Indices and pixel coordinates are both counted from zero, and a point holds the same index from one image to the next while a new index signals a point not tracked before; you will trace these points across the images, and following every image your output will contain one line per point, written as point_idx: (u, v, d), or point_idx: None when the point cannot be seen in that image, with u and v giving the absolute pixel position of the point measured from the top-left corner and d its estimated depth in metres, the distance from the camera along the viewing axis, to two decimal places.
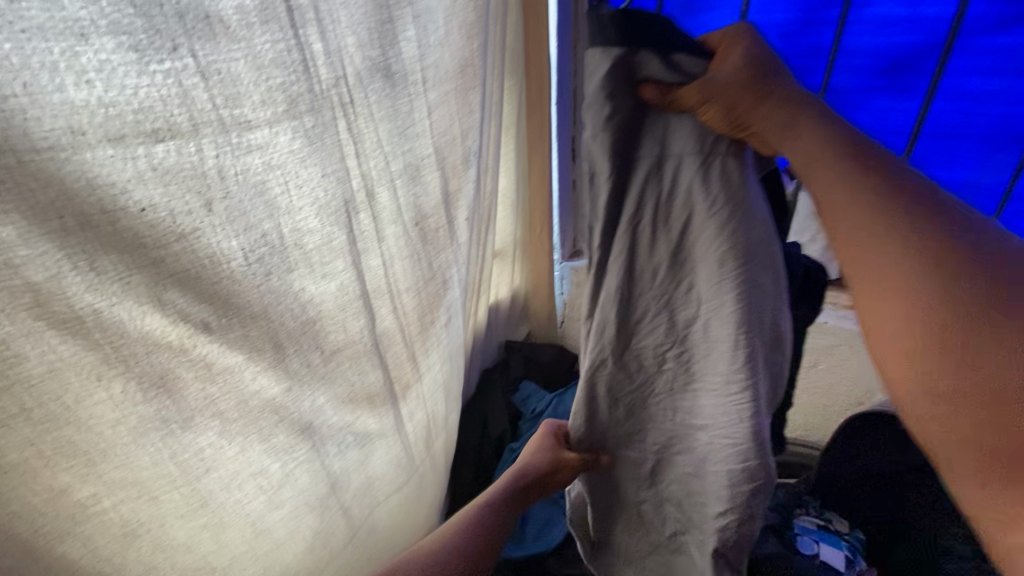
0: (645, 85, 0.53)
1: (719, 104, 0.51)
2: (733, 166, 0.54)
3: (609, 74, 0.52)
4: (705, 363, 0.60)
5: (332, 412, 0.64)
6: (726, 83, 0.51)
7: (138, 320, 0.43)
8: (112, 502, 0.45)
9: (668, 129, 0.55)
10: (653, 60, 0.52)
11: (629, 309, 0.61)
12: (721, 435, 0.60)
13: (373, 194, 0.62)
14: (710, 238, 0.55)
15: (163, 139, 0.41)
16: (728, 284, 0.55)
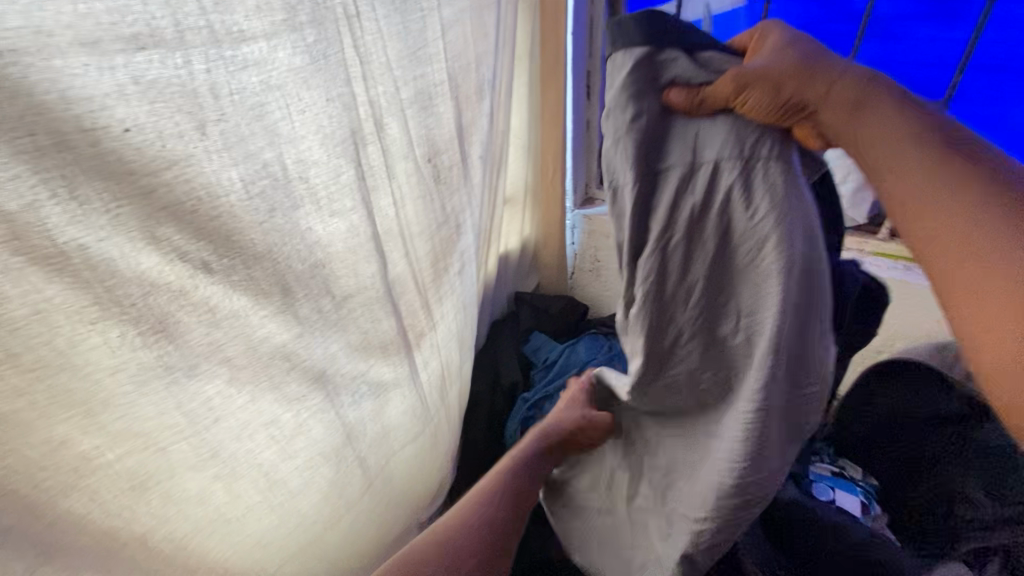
0: (670, 88, 0.44)
1: (760, 88, 0.42)
2: (778, 173, 0.44)
3: (632, 74, 0.44)
4: (737, 391, 0.51)
5: (345, 360, 0.60)
6: (766, 67, 0.42)
7: (130, 258, 0.38)
8: (117, 455, 0.42)
9: (700, 133, 0.45)
10: (679, 59, 0.44)
11: (659, 337, 0.51)
12: (727, 471, 0.51)
13: (383, 125, 0.57)
14: (759, 251, 0.45)
15: (145, 46, 0.35)
16: (773, 299, 0.45)
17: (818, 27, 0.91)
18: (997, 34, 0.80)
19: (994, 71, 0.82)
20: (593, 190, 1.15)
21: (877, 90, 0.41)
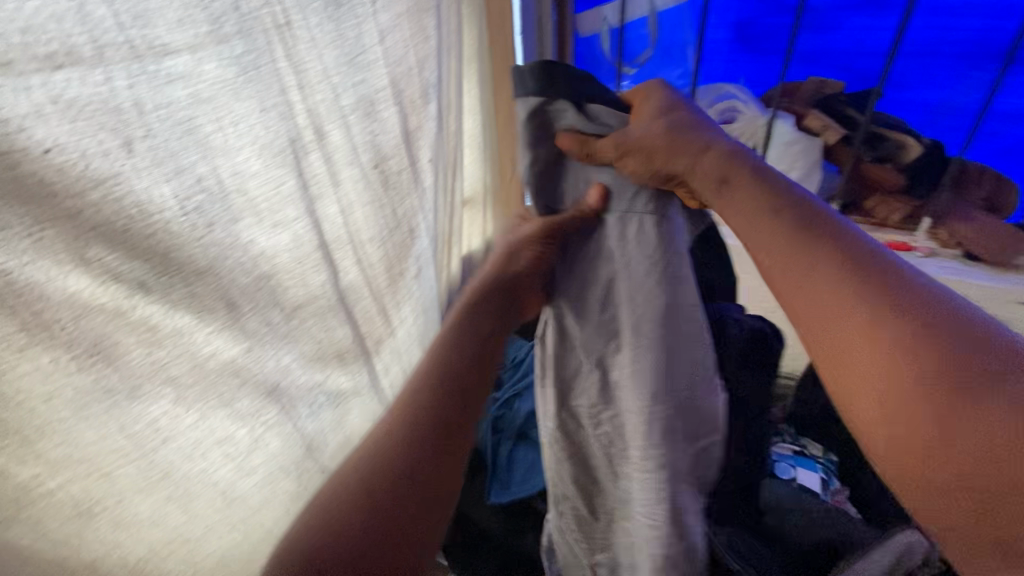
0: (563, 134, 0.62)
1: (636, 155, 0.59)
2: (648, 226, 0.63)
3: (531, 120, 0.63)
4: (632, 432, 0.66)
5: (300, 371, 0.60)
6: (641, 137, 0.59)
7: (59, 281, 0.37)
8: (59, 483, 0.41)
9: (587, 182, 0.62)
10: (567, 111, 0.62)
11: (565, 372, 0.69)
12: (645, 511, 0.65)
13: (324, 132, 0.56)
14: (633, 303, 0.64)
15: (61, 65, 0.35)
16: (647, 352, 0.63)
17: (759, 17, 0.93)
18: (924, 20, 0.83)
19: (923, 56, 0.86)
20: None
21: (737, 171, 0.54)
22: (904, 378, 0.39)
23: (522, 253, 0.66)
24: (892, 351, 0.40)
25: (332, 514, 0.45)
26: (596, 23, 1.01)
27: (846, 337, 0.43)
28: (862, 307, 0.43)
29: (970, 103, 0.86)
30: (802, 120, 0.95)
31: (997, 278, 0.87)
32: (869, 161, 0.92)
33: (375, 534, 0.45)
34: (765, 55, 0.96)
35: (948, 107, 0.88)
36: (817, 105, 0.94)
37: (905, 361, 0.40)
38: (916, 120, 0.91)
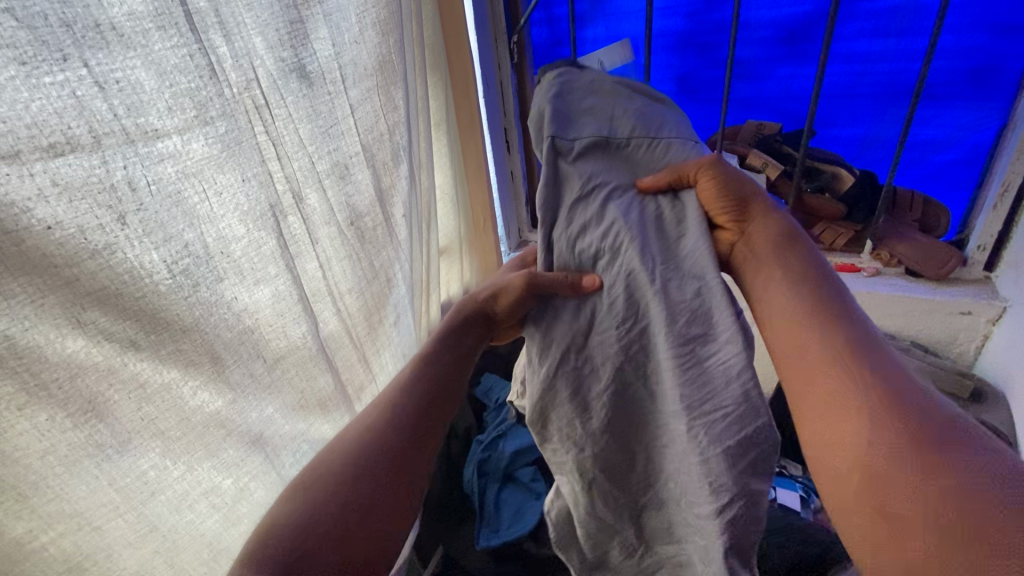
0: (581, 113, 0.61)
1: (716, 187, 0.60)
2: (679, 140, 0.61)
3: (563, 68, 0.62)
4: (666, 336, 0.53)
5: (284, 421, 0.63)
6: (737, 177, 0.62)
7: (57, 344, 0.41)
8: (51, 537, 0.43)
9: (612, 116, 0.61)
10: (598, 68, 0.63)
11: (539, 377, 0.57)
12: (712, 413, 0.51)
13: (302, 197, 0.62)
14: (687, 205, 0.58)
15: (63, 153, 0.40)
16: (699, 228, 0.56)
17: (696, 71, 1.04)
18: (841, 67, 0.94)
19: (845, 97, 0.96)
20: (526, 234, 1.24)
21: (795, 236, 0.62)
22: (855, 416, 0.46)
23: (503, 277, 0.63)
24: (858, 401, 0.46)
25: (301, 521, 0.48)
26: None
27: (810, 379, 0.51)
28: (822, 353, 0.51)
29: (891, 136, 0.97)
30: (745, 159, 1.02)
31: (937, 291, 0.94)
32: (809, 192, 1.01)
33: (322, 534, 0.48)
34: (706, 104, 1.06)
35: (872, 140, 0.99)
36: (755, 145, 1.03)
37: (865, 408, 0.46)
38: (848, 152, 1.02)
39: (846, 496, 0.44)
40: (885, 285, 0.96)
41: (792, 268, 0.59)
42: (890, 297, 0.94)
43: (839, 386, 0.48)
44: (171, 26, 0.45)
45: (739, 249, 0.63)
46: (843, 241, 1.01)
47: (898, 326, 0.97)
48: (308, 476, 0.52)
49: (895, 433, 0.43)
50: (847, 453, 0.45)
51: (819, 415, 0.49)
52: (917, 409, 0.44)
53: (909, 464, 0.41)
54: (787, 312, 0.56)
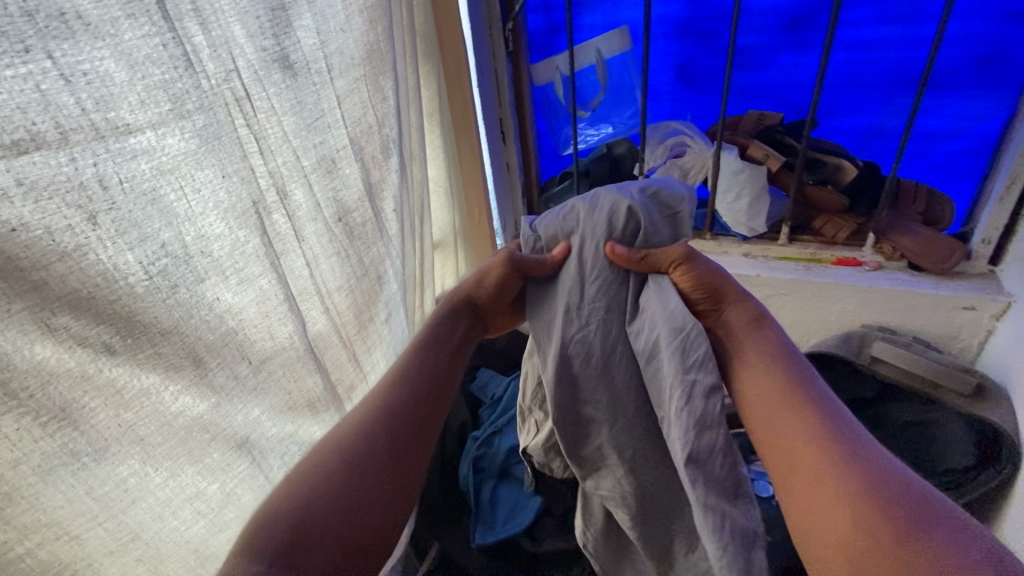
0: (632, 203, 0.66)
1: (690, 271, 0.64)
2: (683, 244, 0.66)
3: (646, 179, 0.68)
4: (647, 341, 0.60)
5: (270, 424, 0.61)
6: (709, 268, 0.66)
7: (25, 350, 0.39)
8: (27, 548, 0.41)
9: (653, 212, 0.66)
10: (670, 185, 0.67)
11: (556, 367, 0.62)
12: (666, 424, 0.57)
13: (287, 192, 0.60)
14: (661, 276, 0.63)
15: (27, 150, 0.37)
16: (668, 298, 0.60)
17: (696, 60, 1.01)
18: (845, 55, 0.91)
19: (849, 87, 0.94)
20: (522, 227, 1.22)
21: (764, 322, 0.65)
22: (831, 486, 0.49)
23: (488, 272, 0.70)
24: (833, 472, 0.49)
25: (300, 518, 0.48)
26: (549, 73, 1.08)
27: (789, 451, 0.54)
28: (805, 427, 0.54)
29: (897, 127, 0.95)
30: (745, 150, 1.00)
31: (940, 285, 0.92)
32: (811, 184, 0.99)
33: (329, 534, 0.48)
34: (706, 93, 1.04)
35: (876, 131, 0.96)
36: (756, 136, 1.01)
37: (844, 480, 0.48)
38: (851, 143, 0.99)
39: (820, 549, 0.47)
40: (887, 280, 0.94)
41: (765, 359, 0.61)
42: (893, 292, 0.93)
43: (812, 461, 0.51)
44: (143, 14, 0.43)
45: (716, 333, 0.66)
46: (845, 233, 0.99)
47: (899, 322, 0.95)
48: (301, 469, 0.51)
49: (870, 506, 0.46)
50: (826, 517, 0.48)
51: (799, 487, 0.51)
52: (888, 486, 0.47)
53: (884, 538, 0.44)
54: (766, 398, 0.58)
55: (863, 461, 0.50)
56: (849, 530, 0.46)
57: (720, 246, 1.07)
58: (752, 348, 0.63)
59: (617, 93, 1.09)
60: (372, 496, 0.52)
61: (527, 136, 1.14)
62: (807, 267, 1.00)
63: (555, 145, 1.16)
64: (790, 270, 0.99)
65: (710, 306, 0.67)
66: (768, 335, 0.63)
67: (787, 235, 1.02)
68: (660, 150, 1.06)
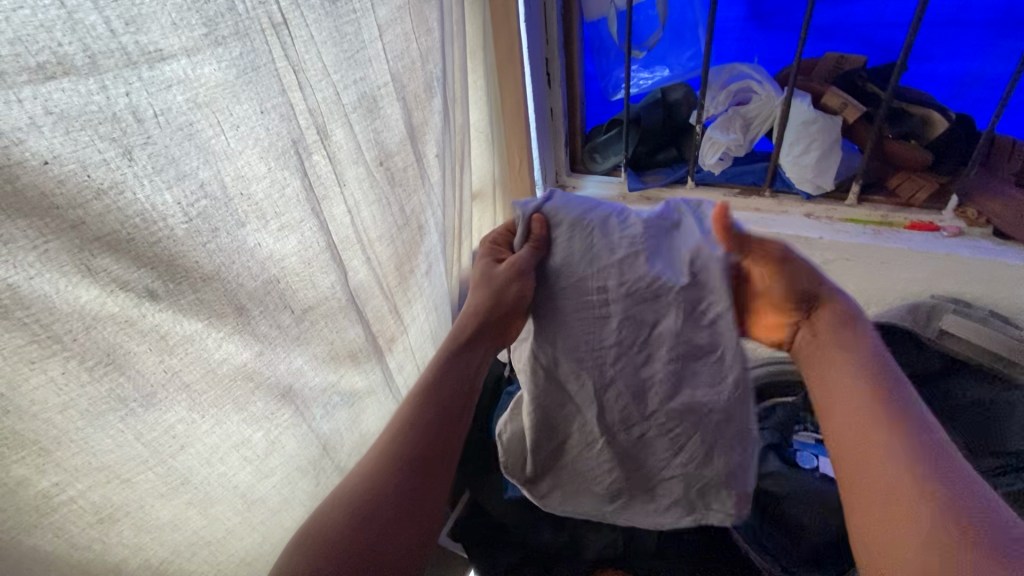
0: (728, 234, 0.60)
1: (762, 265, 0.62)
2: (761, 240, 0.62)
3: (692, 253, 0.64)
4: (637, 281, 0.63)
5: (314, 373, 0.60)
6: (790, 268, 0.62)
7: (67, 293, 0.37)
8: (79, 490, 0.41)
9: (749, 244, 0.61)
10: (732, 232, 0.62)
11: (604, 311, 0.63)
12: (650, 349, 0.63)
13: (327, 133, 0.56)
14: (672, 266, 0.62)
15: (55, 75, 0.34)
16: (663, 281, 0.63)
17: None
18: None
19: (947, 27, 0.84)
20: (564, 178, 1.15)
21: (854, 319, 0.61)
22: (879, 458, 0.49)
23: (506, 291, 0.64)
24: (881, 446, 0.49)
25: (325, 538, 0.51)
26: (603, 5, 0.97)
27: (845, 424, 0.53)
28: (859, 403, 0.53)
29: (999, 74, 0.85)
30: (820, 98, 0.92)
31: None
32: (893, 138, 0.91)
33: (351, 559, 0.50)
34: (780, 32, 0.93)
35: (976, 79, 0.86)
36: (834, 82, 0.92)
37: (890, 453, 0.48)
38: (942, 92, 0.90)
39: (867, 512, 0.48)
40: (967, 248, 0.87)
41: (841, 349, 0.59)
42: (972, 262, 0.86)
43: (878, 447, 0.49)
44: None
45: (798, 337, 0.63)
46: (924, 194, 0.91)
47: (974, 293, 0.89)
48: (339, 507, 0.54)
49: (914, 485, 0.46)
50: (866, 477, 0.49)
51: (863, 502, 0.48)
52: (934, 469, 0.46)
53: (918, 506, 0.44)
54: (836, 387, 0.57)
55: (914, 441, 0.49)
56: (891, 495, 0.46)
57: (780, 204, 1.00)
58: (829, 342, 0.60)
59: (677, 32, 1.00)
60: (386, 525, 0.53)
61: (574, 78, 1.05)
62: (878, 230, 0.93)
63: (605, 89, 1.09)
64: (856, 233, 0.93)
65: (800, 315, 0.63)
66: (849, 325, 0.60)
67: (857, 197, 0.95)
68: (723, 96, 0.97)
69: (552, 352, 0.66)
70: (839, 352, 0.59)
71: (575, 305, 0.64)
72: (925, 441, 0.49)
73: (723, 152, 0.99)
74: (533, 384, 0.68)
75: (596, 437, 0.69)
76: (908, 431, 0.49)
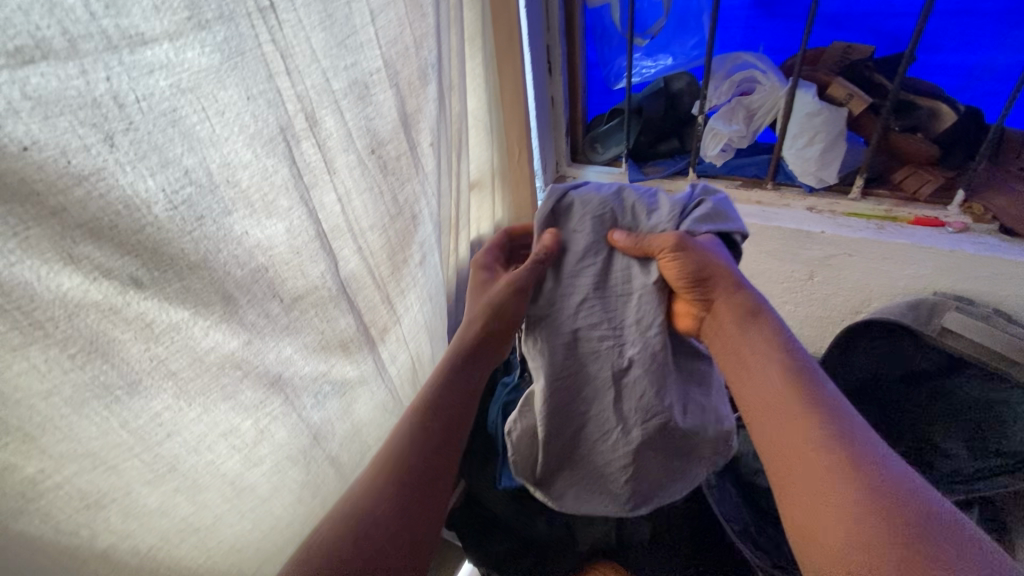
0: (617, 235, 0.69)
1: (674, 263, 0.65)
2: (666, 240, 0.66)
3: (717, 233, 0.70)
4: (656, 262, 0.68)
5: (304, 362, 0.60)
6: (698, 260, 0.66)
7: (50, 280, 0.37)
8: (65, 476, 0.42)
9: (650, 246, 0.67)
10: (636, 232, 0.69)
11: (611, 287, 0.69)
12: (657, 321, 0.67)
13: (316, 119, 0.55)
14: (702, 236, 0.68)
15: (32, 59, 0.34)
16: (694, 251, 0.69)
17: None
18: None
19: (958, 17, 0.82)
20: (564, 168, 1.13)
21: (761, 309, 0.67)
22: (809, 452, 0.53)
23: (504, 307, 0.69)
24: (810, 438, 0.54)
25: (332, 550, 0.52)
26: None
27: (779, 422, 0.57)
28: (789, 402, 0.58)
29: (1010, 65, 0.83)
30: (825, 89, 0.90)
31: None
32: (898, 131, 0.89)
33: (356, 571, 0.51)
34: (786, 20, 0.92)
35: (986, 69, 0.85)
36: (840, 72, 0.90)
37: (821, 445, 0.52)
38: (950, 84, 0.88)
39: (806, 506, 0.50)
40: (970, 243, 0.86)
41: (760, 346, 0.64)
42: (976, 258, 0.84)
43: (811, 440, 0.53)
44: None
45: (707, 325, 0.69)
46: (930, 189, 0.89)
47: (977, 289, 0.87)
48: (338, 511, 0.56)
49: (845, 471, 0.50)
50: (800, 472, 0.52)
51: (798, 503, 0.51)
52: (860, 455, 0.51)
53: (849, 491, 0.48)
54: (762, 391, 0.61)
55: (839, 431, 0.53)
56: (825, 482, 0.50)
57: (781, 197, 0.98)
58: (736, 336, 0.66)
59: (682, 20, 0.98)
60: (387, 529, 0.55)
61: (576, 66, 1.03)
62: (880, 225, 0.91)
63: (607, 77, 1.07)
64: (856, 228, 0.91)
65: (704, 306, 0.68)
66: (762, 322, 0.66)
67: (861, 190, 0.93)
68: (726, 87, 0.95)
69: (573, 326, 0.68)
70: (756, 347, 0.64)
71: (595, 281, 0.68)
72: (849, 430, 0.53)
73: (724, 143, 0.97)
74: (553, 363, 0.68)
75: (612, 428, 0.69)
76: (831, 422, 0.54)
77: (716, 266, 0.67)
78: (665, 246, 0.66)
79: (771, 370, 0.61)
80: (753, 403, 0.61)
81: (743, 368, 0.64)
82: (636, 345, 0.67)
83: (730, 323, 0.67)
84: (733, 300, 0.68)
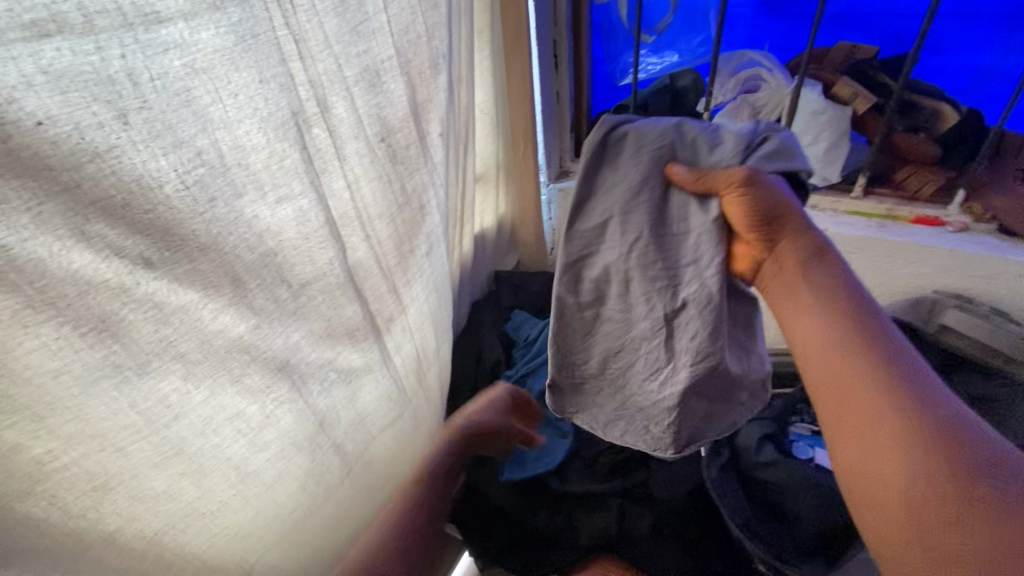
0: (675, 170, 0.62)
1: (741, 204, 0.60)
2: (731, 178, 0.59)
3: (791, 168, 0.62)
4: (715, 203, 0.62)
5: (310, 348, 0.60)
6: (767, 201, 0.60)
7: (62, 257, 0.37)
8: (73, 457, 0.41)
9: (711, 183, 0.60)
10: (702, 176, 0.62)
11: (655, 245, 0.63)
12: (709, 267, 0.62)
13: (327, 105, 0.55)
14: (772, 173, 0.61)
15: (49, 33, 0.33)
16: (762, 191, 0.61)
17: None
18: None
19: (961, 19, 0.83)
20: (568, 164, 1.14)
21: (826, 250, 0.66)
22: (871, 408, 0.54)
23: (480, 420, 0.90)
24: (872, 392, 0.54)
25: None
26: None
27: (836, 376, 0.58)
28: (844, 354, 0.58)
29: (1011, 68, 0.84)
30: (830, 88, 0.91)
31: None
32: (901, 130, 0.90)
33: None
34: (791, 19, 0.93)
35: (987, 73, 0.86)
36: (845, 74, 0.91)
37: (884, 400, 0.53)
38: (953, 86, 0.89)
39: (861, 467, 0.52)
40: (971, 243, 0.87)
41: (823, 292, 0.63)
42: (978, 257, 0.85)
43: (872, 395, 0.54)
44: None
45: (767, 266, 0.66)
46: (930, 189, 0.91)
47: (977, 289, 0.88)
48: None
49: (907, 429, 0.51)
50: (858, 429, 0.54)
51: (855, 460, 0.53)
52: (927, 410, 0.51)
53: (913, 449, 0.49)
54: (817, 338, 0.61)
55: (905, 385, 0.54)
56: (887, 443, 0.51)
57: None
58: (797, 280, 0.65)
59: (687, 17, 0.99)
60: None
61: (582, 61, 1.04)
62: (883, 224, 0.92)
63: (612, 73, 1.08)
64: (857, 226, 0.92)
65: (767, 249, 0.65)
66: (827, 266, 0.65)
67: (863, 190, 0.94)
68: (732, 84, 0.96)
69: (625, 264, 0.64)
70: (817, 289, 0.63)
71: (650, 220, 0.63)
72: (916, 383, 0.54)
73: None
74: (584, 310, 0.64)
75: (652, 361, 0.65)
76: (897, 375, 0.55)
77: (786, 206, 0.63)
78: (729, 184, 0.60)
79: (829, 320, 0.61)
80: (811, 349, 0.61)
81: (799, 317, 0.64)
82: (692, 285, 0.63)
83: (792, 266, 0.65)
84: (796, 240, 0.65)
